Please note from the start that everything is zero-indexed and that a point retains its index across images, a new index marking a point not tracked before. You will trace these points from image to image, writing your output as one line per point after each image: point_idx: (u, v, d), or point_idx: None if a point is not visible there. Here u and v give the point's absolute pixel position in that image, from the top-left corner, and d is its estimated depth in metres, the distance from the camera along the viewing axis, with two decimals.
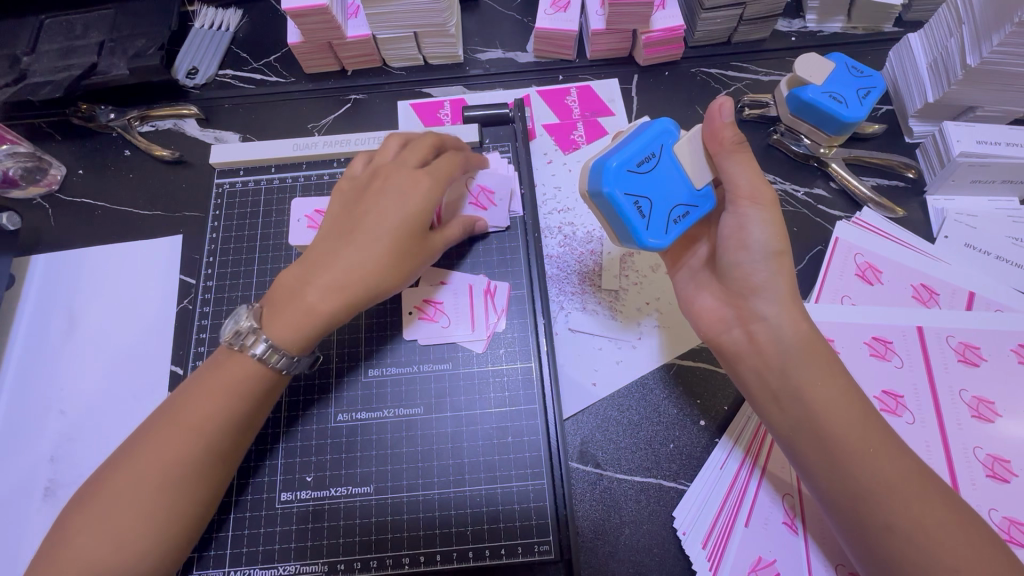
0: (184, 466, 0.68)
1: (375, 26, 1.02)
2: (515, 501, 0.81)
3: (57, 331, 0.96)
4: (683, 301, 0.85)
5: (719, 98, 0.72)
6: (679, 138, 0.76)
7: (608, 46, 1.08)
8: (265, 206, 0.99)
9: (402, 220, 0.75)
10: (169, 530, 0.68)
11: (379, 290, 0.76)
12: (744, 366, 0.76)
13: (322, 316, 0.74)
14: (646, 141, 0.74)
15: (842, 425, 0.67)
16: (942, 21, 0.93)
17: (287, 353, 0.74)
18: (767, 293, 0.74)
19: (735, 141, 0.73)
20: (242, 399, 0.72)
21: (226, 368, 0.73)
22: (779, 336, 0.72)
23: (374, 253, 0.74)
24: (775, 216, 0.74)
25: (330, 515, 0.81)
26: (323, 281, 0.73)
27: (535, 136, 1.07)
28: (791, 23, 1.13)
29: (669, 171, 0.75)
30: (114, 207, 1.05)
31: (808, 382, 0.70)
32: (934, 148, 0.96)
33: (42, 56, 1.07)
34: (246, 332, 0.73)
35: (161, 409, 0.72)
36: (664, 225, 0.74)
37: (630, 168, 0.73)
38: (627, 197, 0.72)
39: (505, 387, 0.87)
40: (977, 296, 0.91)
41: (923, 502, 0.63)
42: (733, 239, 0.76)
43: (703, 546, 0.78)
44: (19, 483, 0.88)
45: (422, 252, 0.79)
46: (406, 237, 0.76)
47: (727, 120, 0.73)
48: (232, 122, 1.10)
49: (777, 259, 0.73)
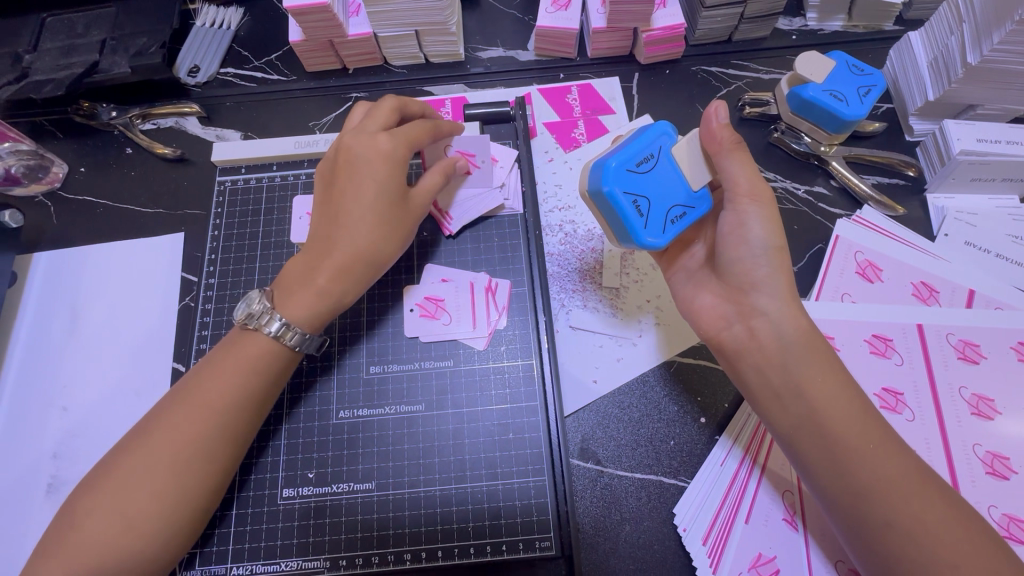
0: (199, 445, 0.69)
1: (376, 24, 1.02)
2: (516, 497, 0.82)
3: (60, 328, 0.97)
4: (682, 301, 0.85)
5: (714, 102, 0.73)
6: (677, 141, 0.76)
7: (610, 44, 1.09)
8: (267, 204, 1.00)
9: (379, 195, 0.78)
10: (178, 511, 0.68)
11: (380, 260, 0.80)
12: (743, 364, 0.75)
13: (332, 288, 0.77)
14: (645, 141, 0.74)
15: (842, 423, 0.67)
16: (943, 20, 0.93)
17: (301, 330, 0.76)
18: (768, 289, 0.74)
19: (733, 141, 0.73)
20: (258, 374, 0.74)
21: (242, 345, 0.75)
22: (779, 333, 0.72)
23: (364, 230, 0.78)
24: (775, 214, 0.74)
25: (332, 512, 0.81)
26: (329, 264, 0.77)
27: (535, 134, 1.07)
28: (792, 22, 1.13)
29: (667, 173, 0.75)
30: (116, 204, 1.05)
31: (808, 379, 0.70)
32: (934, 147, 0.96)
33: (44, 54, 1.07)
34: (259, 311, 0.75)
35: (178, 387, 0.73)
36: (662, 224, 0.74)
37: (630, 167, 0.73)
38: (626, 195, 0.73)
39: (507, 383, 0.88)
40: (977, 294, 0.91)
41: (923, 500, 0.63)
42: (732, 237, 0.76)
43: (703, 542, 0.79)
44: (23, 479, 0.88)
45: (411, 216, 0.82)
46: (392, 209, 0.80)
47: (724, 121, 0.73)
48: (233, 120, 1.10)
49: (777, 257, 0.74)
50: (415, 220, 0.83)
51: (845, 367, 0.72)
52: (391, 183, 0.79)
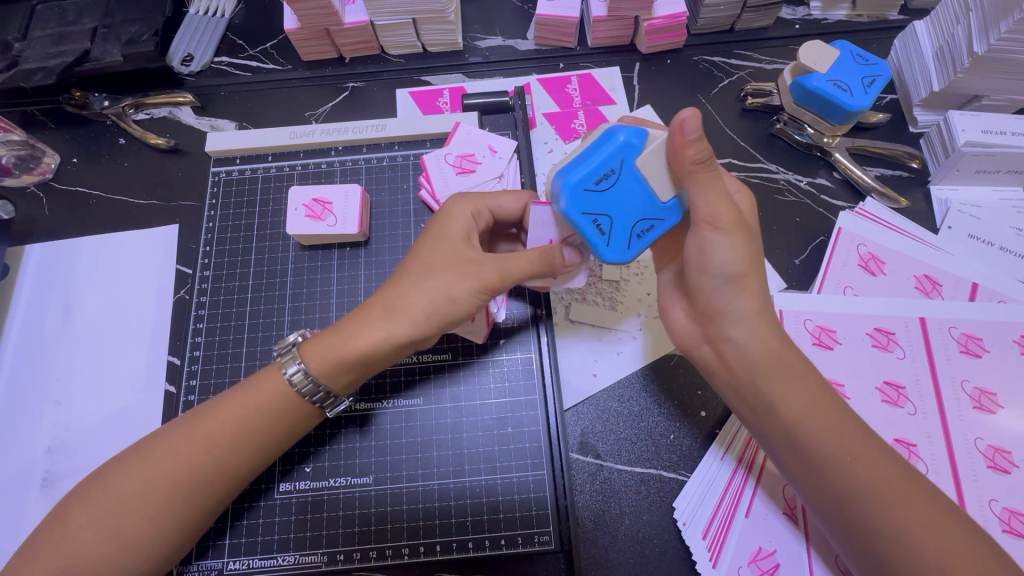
0: (198, 476, 0.69)
1: (373, 12, 1.00)
2: (515, 492, 0.81)
3: (52, 322, 0.96)
4: (661, 308, 0.83)
5: (680, 113, 0.59)
6: (646, 147, 0.64)
7: (610, 33, 1.07)
8: (262, 196, 0.98)
9: (428, 244, 0.75)
10: (169, 538, 0.68)
11: (403, 311, 0.71)
12: (717, 382, 0.76)
13: (352, 341, 0.71)
14: (604, 156, 0.63)
15: (818, 437, 0.66)
16: (949, 9, 0.92)
17: (316, 380, 0.72)
18: (733, 316, 0.70)
19: (698, 161, 0.61)
20: (271, 422, 0.72)
21: (260, 383, 0.74)
22: (745, 356, 0.70)
23: (402, 280, 0.73)
24: (742, 240, 0.66)
25: (330, 506, 0.81)
26: (370, 316, 0.72)
27: (535, 125, 1.06)
28: (796, 11, 1.12)
29: (630, 186, 0.65)
30: (110, 196, 1.03)
31: (783, 392, 0.69)
32: (938, 139, 0.95)
33: (33, 42, 1.05)
34: (288, 348, 0.75)
35: (190, 411, 0.74)
36: (626, 241, 0.68)
37: (588, 187, 0.64)
38: (584, 216, 0.65)
39: (505, 377, 0.87)
40: (980, 287, 0.90)
41: (907, 505, 0.63)
42: (696, 262, 0.69)
43: (703, 537, 0.78)
44: (19, 472, 0.87)
45: (455, 273, 0.71)
46: (435, 262, 0.73)
47: (693, 136, 0.60)
48: (227, 109, 1.08)
49: (739, 283, 0.68)
50: (461, 278, 0.71)
51: (815, 373, 0.71)
52: (446, 242, 0.75)
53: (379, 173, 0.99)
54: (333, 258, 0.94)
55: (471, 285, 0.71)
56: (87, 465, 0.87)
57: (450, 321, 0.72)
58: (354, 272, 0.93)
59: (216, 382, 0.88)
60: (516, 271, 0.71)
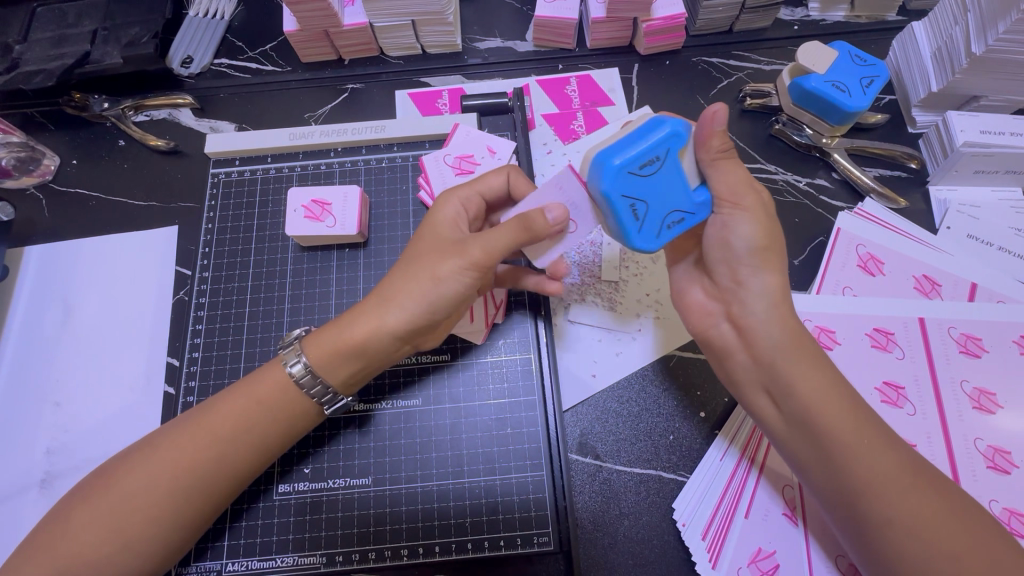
0: (198, 475, 0.69)
1: (372, 15, 1.00)
2: (515, 493, 0.81)
3: (52, 323, 0.96)
4: (676, 295, 0.83)
5: (712, 106, 0.64)
6: (688, 141, 0.67)
7: (609, 34, 1.07)
8: (262, 196, 0.98)
9: (420, 235, 0.76)
10: (169, 538, 0.68)
11: (392, 299, 0.71)
12: (732, 363, 0.75)
13: (348, 332, 0.72)
14: (652, 141, 0.64)
15: (834, 424, 0.66)
16: (948, 10, 0.92)
17: (309, 370, 0.73)
18: (754, 293, 0.71)
19: (722, 150, 0.67)
20: (275, 418, 0.72)
21: (261, 378, 0.74)
22: (767, 336, 0.70)
23: (391, 271, 0.74)
24: (763, 216, 0.70)
25: (329, 507, 0.80)
26: (363, 307, 0.73)
27: (534, 126, 1.06)
28: (794, 12, 1.12)
29: (669, 175, 0.67)
30: (109, 197, 1.03)
31: (801, 380, 0.68)
32: (937, 139, 0.95)
33: (33, 45, 1.05)
34: (292, 342, 0.77)
35: (191, 410, 0.74)
36: (658, 230, 0.68)
37: (632, 170, 0.64)
38: (624, 199, 0.64)
39: (505, 377, 0.87)
40: (979, 287, 0.90)
41: (920, 499, 0.62)
42: (717, 240, 0.72)
43: (702, 538, 0.78)
44: (18, 473, 0.87)
45: (440, 255, 0.71)
46: (423, 250, 0.73)
47: (720, 127, 0.66)
48: (227, 111, 1.09)
49: (761, 257, 0.70)
50: (446, 260, 0.70)
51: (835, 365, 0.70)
52: (433, 229, 0.75)
53: (378, 173, 0.99)
54: (332, 259, 0.94)
55: (457, 265, 0.70)
56: (86, 466, 0.87)
57: (441, 304, 0.71)
58: (353, 273, 0.93)
59: (216, 383, 0.88)
60: (500, 244, 0.69)
